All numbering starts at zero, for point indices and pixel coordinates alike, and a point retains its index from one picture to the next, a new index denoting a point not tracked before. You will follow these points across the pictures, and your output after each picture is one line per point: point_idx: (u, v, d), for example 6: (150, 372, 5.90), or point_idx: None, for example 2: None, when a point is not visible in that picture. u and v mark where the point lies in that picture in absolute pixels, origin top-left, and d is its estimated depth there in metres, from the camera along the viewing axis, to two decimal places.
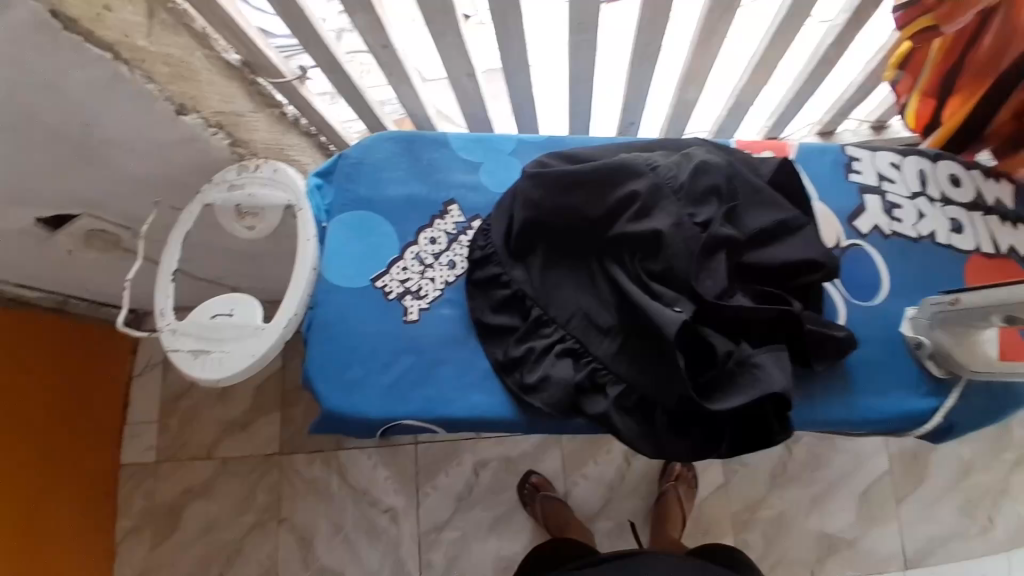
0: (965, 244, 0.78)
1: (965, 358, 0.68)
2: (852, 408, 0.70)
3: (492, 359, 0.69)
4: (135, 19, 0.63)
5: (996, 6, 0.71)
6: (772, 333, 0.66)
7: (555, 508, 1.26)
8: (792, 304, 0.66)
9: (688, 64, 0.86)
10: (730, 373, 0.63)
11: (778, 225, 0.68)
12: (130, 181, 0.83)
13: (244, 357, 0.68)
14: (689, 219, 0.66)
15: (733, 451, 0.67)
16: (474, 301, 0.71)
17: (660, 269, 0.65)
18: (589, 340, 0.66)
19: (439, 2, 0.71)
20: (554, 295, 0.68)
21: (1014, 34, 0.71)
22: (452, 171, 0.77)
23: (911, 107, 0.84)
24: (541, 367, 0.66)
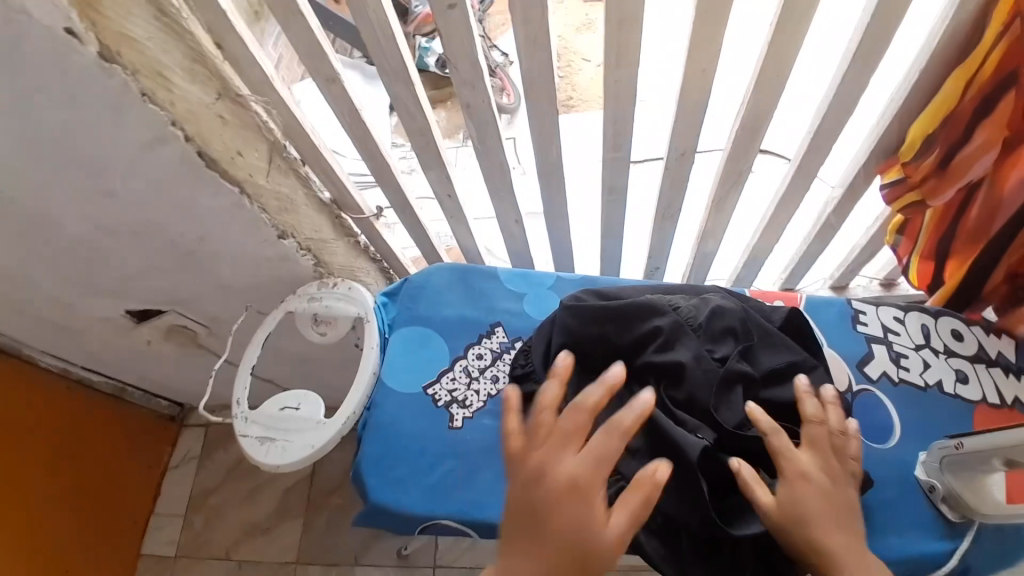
0: (971, 394, 0.84)
1: (976, 502, 0.73)
2: (870, 546, 0.74)
3: None
4: (259, 162, 0.78)
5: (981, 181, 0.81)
6: None
7: None
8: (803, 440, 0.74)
9: (706, 222, 1.00)
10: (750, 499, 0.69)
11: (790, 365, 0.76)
12: (220, 288, 0.97)
13: (304, 446, 0.77)
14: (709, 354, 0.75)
15: None
16: None
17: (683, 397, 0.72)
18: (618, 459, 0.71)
19: (498, 163, 0.87)
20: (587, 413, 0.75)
21: (998, 204, 0.80)
22: (500, 298, 0.88)
23: (914, 264, 0.97)
24: None
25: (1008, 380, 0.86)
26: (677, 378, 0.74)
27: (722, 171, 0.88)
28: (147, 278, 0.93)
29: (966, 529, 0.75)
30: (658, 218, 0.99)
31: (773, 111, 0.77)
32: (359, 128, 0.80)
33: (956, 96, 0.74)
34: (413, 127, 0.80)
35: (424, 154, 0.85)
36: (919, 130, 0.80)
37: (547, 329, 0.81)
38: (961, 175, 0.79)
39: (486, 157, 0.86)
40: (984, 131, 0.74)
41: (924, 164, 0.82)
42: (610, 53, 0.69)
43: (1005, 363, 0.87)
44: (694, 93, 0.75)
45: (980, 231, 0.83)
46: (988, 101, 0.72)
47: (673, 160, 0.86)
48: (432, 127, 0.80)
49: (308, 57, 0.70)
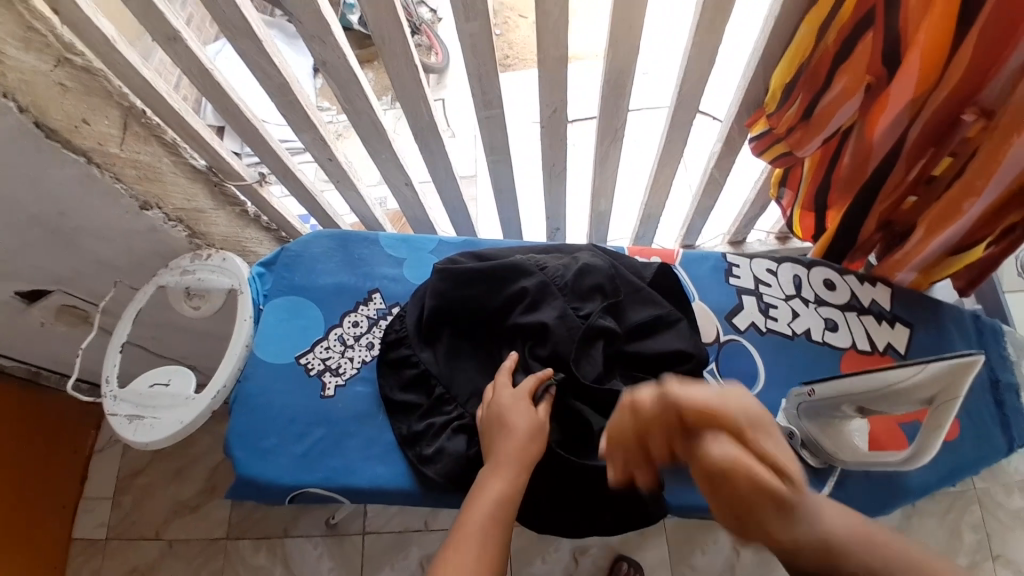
0: (840, 341, 0.85)
1: (833, 447, 0.74)
2: None
3: (397, 433, 0.75)
4: (110, 130, 0.76)
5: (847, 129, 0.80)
6: None
7: None
8: None
9: (595, 181, 0.99)
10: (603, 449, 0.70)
11: (655, 319, 0.78)
12: (100, 264, 0.94)
13: (174, 423, 0.76)
14: (575, 313, 0.75)
15: (616, 524, 0.72)
16: (385, 379, 0.78)
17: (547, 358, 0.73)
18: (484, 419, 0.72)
19: (371, 126, 0.86)
20: (456, 376, 0.75)
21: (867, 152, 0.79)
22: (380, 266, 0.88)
23: (799, 219, 0.98)
24: (438, 441, 0.73)
25: (880, 328, 0.88)
26: (542, 338, 0.74)
27: (598, 128, 0.87)
28: (19, 259, 0.90)
29: (829, 474, 0.78)
30: (547, 179, 0.98)
31: (635, 61, 0.76)
32: (216, 89, 0.77)
33: (815, 37, 0.72)
34: (272, 86, 0.78)
35: (294, 118, 0.83)
36: (780, 80, 0.79)
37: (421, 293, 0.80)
38: (826, 122, 0.78)
39: (358, 121, 0.85)
40: (846, 74, 0.72)
41: (787, 115, 0.82)
42: (454, 7, 0.67)
43: (878, 309, 0.89)
44: (551, 48, 0.73)
45: (854, 177, 0.83)
46: (848, 45, 0.70)
47: (546, 117, 0.85)
48: (293, 87, 0.78)
49: (144, 15, 0.67)
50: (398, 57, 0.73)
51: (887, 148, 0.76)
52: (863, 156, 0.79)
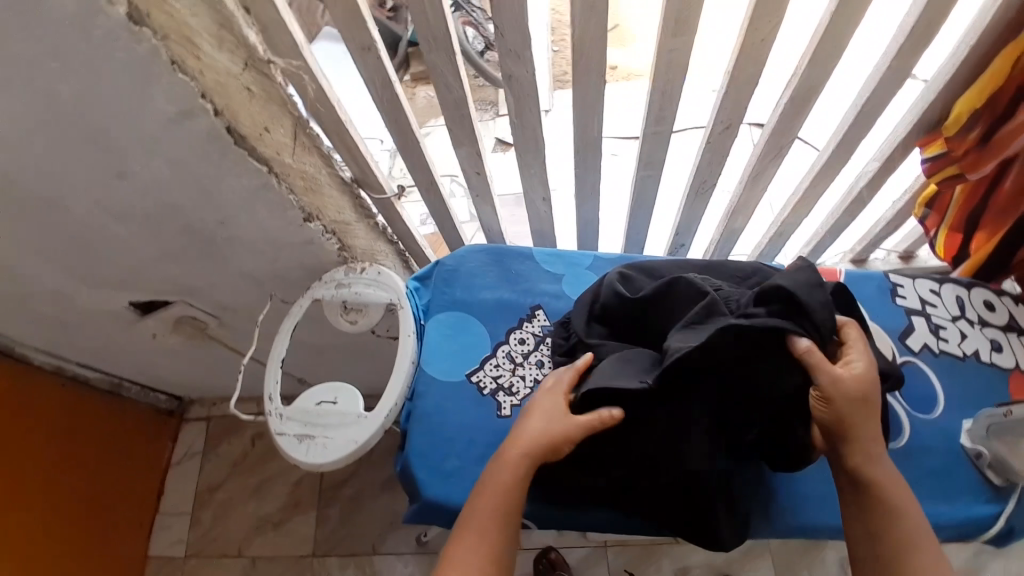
0: (1005, 361, 0.84)
1: (1022, 466, 0.73)
2: None
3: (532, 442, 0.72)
4: (284, 139, 0.72)
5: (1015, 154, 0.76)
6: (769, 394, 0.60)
7: None
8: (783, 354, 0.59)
9: (738, 196, 0.97)
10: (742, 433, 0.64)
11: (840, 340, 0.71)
12: (235, 275, 0.91)
13: (346, 442, 0.72)
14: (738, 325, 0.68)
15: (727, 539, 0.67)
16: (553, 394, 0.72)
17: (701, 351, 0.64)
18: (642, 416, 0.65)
19: (532, 138, 0.83)
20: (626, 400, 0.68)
21: None
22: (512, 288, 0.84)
23: (942, 237, 0.94)
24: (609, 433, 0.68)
25: None
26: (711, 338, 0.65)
27: (763, 143, 0.85)
28: (156, 269, 0.86)
29: (1011, 491, 0.75)
30: (691, 194, 0.96)
31: (826, 79, 0.73)
32: (391, 102, 0.73)
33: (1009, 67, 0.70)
34: (448, 99, 0.74)
35: (457, 131, 0.80)
36: (965, 105, 0.76)
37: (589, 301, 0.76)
38: (1004, 149, 0.76)
39: (521, 134, 0.82)
40: None
41: (967, 139, 0.78)
42: (666, 21, 0.64)
43: None
44: (751, 64, 0.70)
45: (1016, 199, 0.79)
46: None
47: (716, 133, 0.82)
48: (468, 101, 0.74)
49: (343, 23, 0.62)
50: (591, 70, 0.70)
51: None
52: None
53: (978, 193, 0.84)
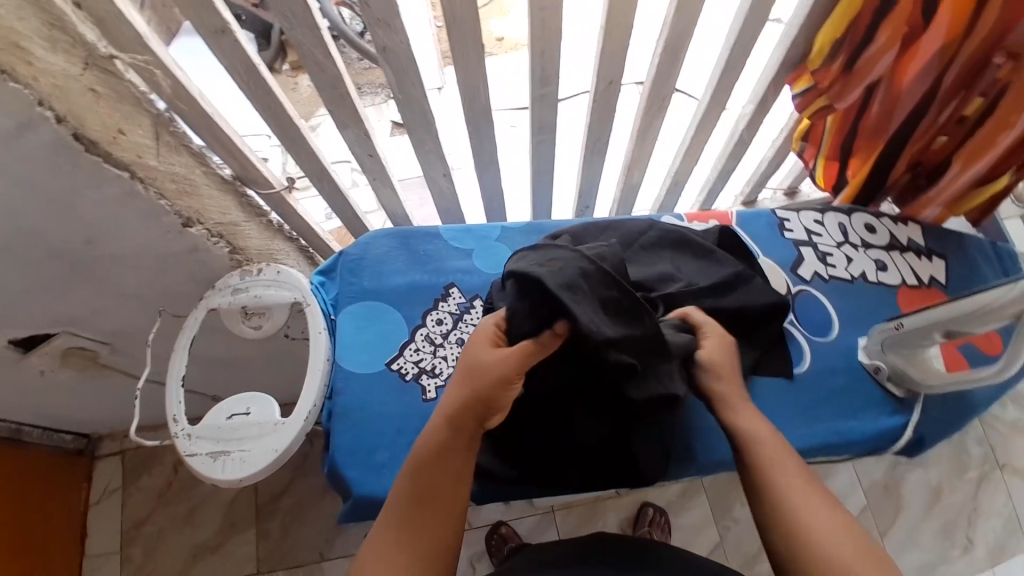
0: (893, 279, 0.91)
1: (918, 375, 0.79)
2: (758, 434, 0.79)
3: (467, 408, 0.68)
4: (145, 141, 0.66)
5: (877, 82, 0.81)
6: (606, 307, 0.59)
7: None
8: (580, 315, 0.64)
9: (632, 152, 0.99)
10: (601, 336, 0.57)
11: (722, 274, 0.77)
12: (121, 294, 0.84)
13: (265, 452, 0.69)
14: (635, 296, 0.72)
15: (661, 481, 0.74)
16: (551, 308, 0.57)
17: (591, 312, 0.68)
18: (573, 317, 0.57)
19: (419, 115, 0.81)
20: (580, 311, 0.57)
21: (895, 101, 0.81)
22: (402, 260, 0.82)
23: (821, 167, 0.99)
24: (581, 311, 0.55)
25: (921, 262, 0.93)
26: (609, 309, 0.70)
27: (647, 97, 0.87)
28: (25, 301, 0.78)
29: (913, 401, 0.82)
30: (587, 155, 0.98)
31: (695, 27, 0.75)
32: (262, 89, 0.69)
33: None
34: (322, 80, 0.71)
35: (340, 114, 0.77)
36: (827, 37, 0.79)
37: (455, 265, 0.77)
38: (864, 77, 0.80)
39: (408, 111, 0.80)
40: (886, 31, 0.74)
41: (831, 70, 0.82)
42: None
43: (915, 246, 0.94)
44: (623, 18, 0.71)
45: (881, 125, 0.85)
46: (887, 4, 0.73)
47: (600, 91, 0.83)
48: (344, 81, 0.71)
49: (190, 8, 0.58)
50: (466, 38, 0.68)
51: (916, 99, 0.79)
52: (891, 105, 0.82)
53: (847, 123, 0.89)
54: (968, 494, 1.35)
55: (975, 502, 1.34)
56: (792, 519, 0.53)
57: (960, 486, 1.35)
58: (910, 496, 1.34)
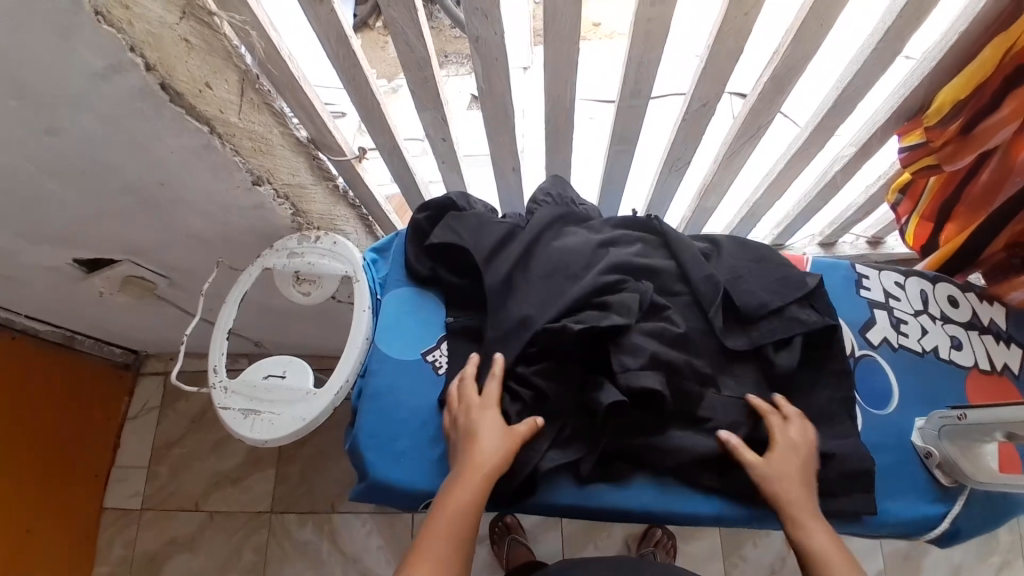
0: (965, 359, 0.85)
1: (971, 469, 0.74)
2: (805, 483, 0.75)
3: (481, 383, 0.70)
4: (229, 97, 0.67)
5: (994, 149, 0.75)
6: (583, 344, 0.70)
7: (521, 554, 1.23)
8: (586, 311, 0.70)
9: (713, 175, 0.95)
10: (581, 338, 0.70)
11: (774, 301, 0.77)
12: (185, 235, 0.86)
13: (294, 420, 0.71)
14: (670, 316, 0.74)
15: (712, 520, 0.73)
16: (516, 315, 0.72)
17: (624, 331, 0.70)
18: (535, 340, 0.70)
19: (500, 105, 0.78)
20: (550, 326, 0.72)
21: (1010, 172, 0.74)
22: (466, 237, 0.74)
23: (914, 225, 0.92)
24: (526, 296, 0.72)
25: (998, 347, 0.87)
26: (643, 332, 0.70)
27: (740, 122, 0.82)
28: (96, 228, 0.81)
29: (958, 493, 0.77)
30: (664, 170, 0.94)
31: (809, 60, 0.70)
32: (348, 59, 0.68)
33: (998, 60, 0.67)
34: (410, 58, 0.69)
35: (421, 93, 0.75)
36: (952, 95, 0.74)
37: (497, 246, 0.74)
38: (981, 144, 0.74)
39: (489, 99, 0.77)
40: (1013, 99, 0.68)
41: (947, 130, 0.76)
42: None
43: (996, 329, 0.88)
44: (733, 40, 0.66)
45: (989, 195, 0.78)
46: (1022, 72, 0.66)
47: (692, 109, 0.79)
48: (431, 61, 0.70)
49: None
50: (563, 38, 0.65)
51: None
52: (1005, 176, 0.75)
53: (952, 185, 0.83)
54: None
55: None
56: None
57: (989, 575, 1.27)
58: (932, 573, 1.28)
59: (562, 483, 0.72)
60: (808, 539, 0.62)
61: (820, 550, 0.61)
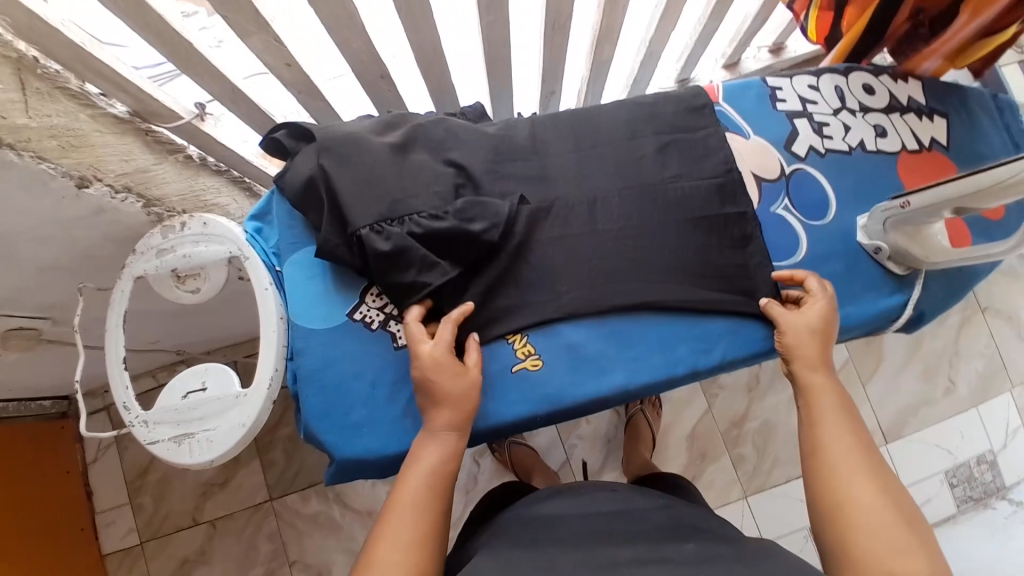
0: (892, 145, 0.82)
1: (921, 253, 0.73)
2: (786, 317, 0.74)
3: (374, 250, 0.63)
4: (8, 95, 0.54)
5: None
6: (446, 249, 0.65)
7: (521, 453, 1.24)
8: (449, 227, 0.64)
9: (601, 22, 0.85)
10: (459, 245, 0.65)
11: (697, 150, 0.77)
12: (42, 269, 0.75)
13: (231, 429, 0.66)
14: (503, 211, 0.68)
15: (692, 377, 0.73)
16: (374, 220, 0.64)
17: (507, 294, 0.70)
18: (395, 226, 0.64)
19: (343, 12, 0.65)
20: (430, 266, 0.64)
21: None
22: (331, 168, 0.65)
23: (814, 17, 0.87)
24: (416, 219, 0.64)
25: (922, 124, 0.84)
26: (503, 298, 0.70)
27: None
28: None
29: (914, 278, 0.76)
30: (549, 30, 0.83)
31: None
32: (143, 18, 0.55)
33: None
34: None
35: (235, 21, 0.61)
36: None
37: (381, 195, 0.65)
38: None
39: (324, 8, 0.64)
40: None
41: None
42: None
43: (916, 106, 0.85)
44: None
45: None
46: None
47: None
48: None
49: None
50: None
51: None
52: None
53: None
54: (949, 339, 1.35)
55: (957, 347, 1.35)
56: (843, 498, 0.55)
57: (943, 334, 1.35)
58: (892, 345, 1.34)
59: (545, 382, 0.69)
60: (812, 376, 0.65)
61: (798, 332, 0.68)
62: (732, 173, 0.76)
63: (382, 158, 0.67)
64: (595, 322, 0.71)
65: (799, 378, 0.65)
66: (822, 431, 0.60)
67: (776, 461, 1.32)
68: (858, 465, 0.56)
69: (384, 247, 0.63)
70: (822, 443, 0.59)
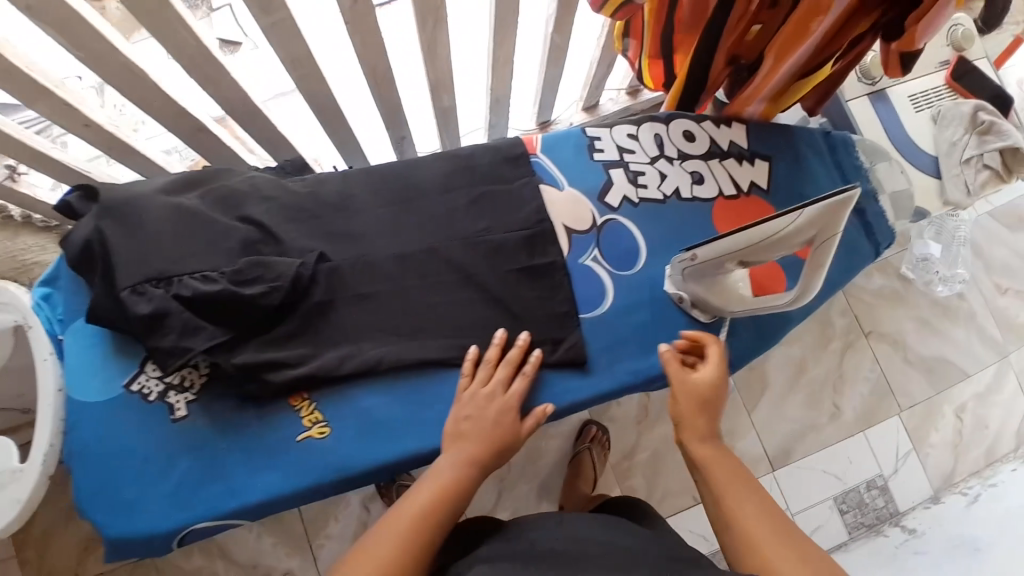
0: (708, 192, 0.82)
1: (721, 302, 0.72)
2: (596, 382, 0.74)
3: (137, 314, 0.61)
4: None
5: None
6: (220, 311, 0.63)
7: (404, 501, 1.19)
8: (218, 288, 0.62)
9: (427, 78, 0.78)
10: (233, 308, 0.63)
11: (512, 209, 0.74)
12: None
13: (7, 506, 0.65)
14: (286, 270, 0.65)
15: None
16: (142, 283, 0.62)
17: (301, 352, 0.66)
18: (170, 288, 0.63)
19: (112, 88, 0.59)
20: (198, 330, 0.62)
21: None
22: (104, 229, 0.64)
23: (646, 67, 0.84)
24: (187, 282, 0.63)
25: (742, 168, 0.84)
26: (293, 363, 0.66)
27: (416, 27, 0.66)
28: None
29: (720, 326, 0.77)
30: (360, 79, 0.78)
31: None
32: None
33: None
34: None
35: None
36: None
37: (155, 255, 0.64)
38: None
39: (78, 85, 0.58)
40: None
41: None
42: None
43: (737, 151, 0.84)
44: None
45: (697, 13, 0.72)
46: None
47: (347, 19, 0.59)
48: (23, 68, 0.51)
49: None
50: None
51: None
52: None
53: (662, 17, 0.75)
54: (834, 364, 1.35)
55: (842, 372, 1.35)
56: (752, 542, 0.51)
57: (828, 360, 1.35)
58: (777, 372, 1.33)
59: (330, 449, 0.67)
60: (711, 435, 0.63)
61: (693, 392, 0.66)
62: (544, 224, 0.76)
63: (162, 213, 0.65)
64: (382, 386, 0.69)
65: (690, 451, 0.63)
66: (731, 489, 0.57)
67: (667, 492, 1.28)
68: (759, 511, 0.54)
69: (147, 311, 0.61)
70: (727, 507, 0.55)
